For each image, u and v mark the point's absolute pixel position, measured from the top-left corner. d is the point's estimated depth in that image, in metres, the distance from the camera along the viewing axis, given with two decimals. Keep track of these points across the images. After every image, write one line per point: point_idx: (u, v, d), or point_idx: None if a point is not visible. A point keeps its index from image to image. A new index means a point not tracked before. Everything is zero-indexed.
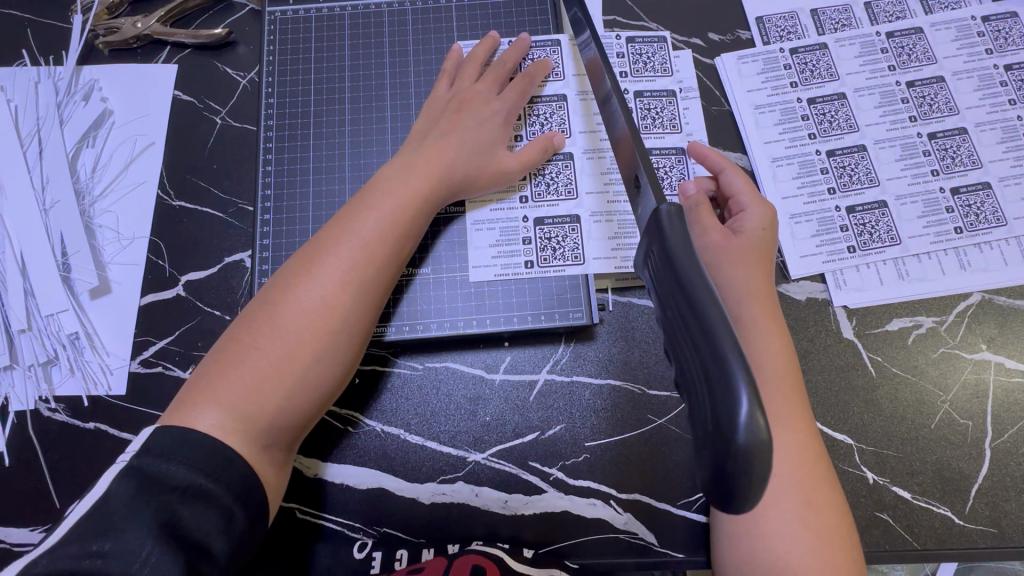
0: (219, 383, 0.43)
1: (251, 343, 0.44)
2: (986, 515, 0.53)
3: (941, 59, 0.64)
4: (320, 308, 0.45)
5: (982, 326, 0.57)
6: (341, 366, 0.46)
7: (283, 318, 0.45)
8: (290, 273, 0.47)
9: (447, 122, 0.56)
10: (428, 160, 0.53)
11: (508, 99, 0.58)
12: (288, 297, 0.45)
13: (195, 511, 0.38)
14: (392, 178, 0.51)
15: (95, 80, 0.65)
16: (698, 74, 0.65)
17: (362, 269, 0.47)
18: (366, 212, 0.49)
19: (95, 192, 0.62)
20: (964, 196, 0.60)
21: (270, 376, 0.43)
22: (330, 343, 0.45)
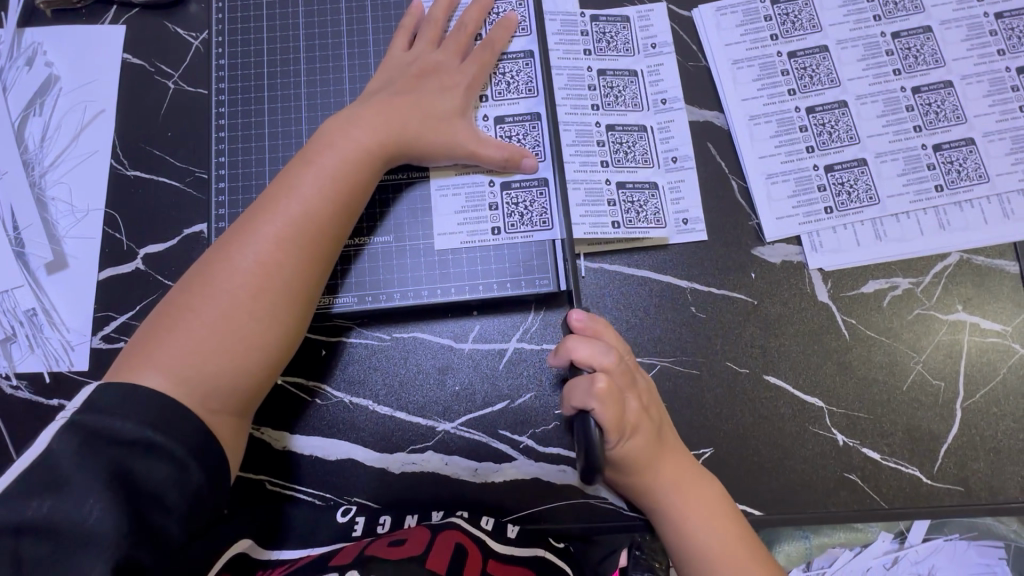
0: (159, 347, 0.44)
1: (191, 308, 0.45)
2: (954, 474, 0.53)
3: (928, 7, 0.61)
4: (259, 272, 0.46)
5: (959, 286, 0.56)
6: (284, 333, 0.47)
7: (222, 285, 0.46)
8: (230, 237, 0.47)
9: (401, 89, 0.54)
10: (374, 125, 0.51)
11: (468, 69, 0.55)
12: (228, 261, 0.46)
13: (147, 461, 0.39)
14: (335, 140, 0.51)
15: (38, 44, 0.62)
16: (674, 28, 0.61)
17: (302, 238, 0.48)
18: (306, 175, 0.49)
19: (45, 163, 0.59)
20: (946, 152, 0.58)
21: (208, 341, 0.44)
22: (271, 306, 0.46)
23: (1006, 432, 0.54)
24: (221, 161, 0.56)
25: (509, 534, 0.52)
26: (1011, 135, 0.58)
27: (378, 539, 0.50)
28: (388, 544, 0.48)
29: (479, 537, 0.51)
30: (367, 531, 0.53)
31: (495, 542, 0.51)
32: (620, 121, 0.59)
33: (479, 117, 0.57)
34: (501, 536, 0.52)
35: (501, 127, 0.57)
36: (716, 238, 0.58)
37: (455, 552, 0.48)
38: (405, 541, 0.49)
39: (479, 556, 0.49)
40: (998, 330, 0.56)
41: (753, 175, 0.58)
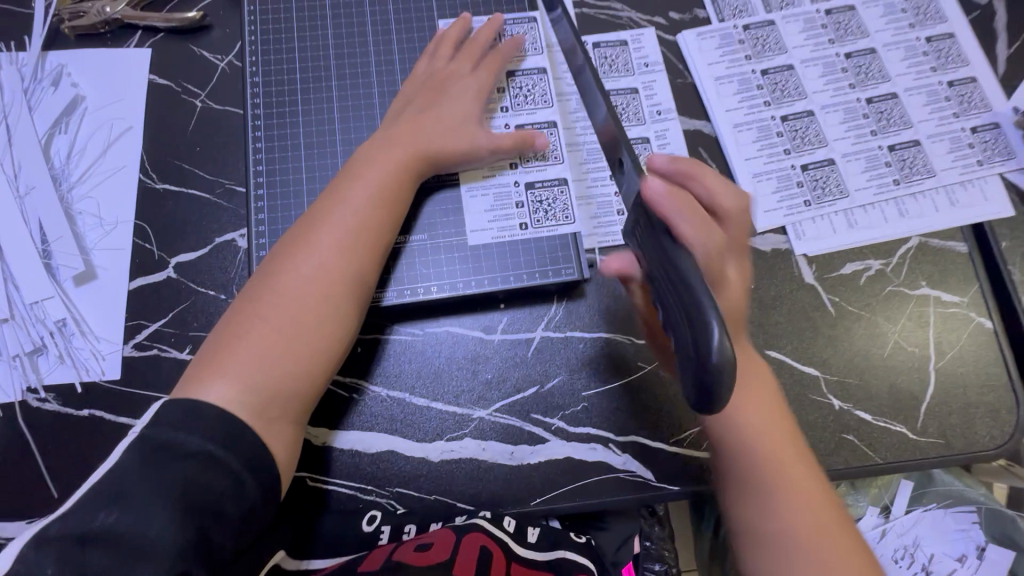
0: (223, 357, 0.47)
1: (259, 314, 0.48)
2: (934, 428, 0.60)
3: (873, 33, 0.72)
4: (311, 283, 0.49)
5: (922, 265, 0.65)
6: (343, 331, 0.50)
7: (286, 290, 0.49)
8: (281, 253, 0.51)
9: (427, 106, 0.59)
10: (404, 143, 0.56)
11: (482, 78, 0.61)
12: (281, 276, 0.50)
13: (207, 473, 0.41)
14: (371, 158, 0.55)
15: (63, 66, 0.64)
16: (663, 51, 0.70)
17: (356, 241, 0.51)
18: (349, 191, 0.53)
19: (73, 179, 0.60)
20: (900, 151, 0.67)
21: (269, 350, 0.47)
22: (324, 315, 0.49)
23: (973, 389, 0.62)
24: (258, 171, 0.59)
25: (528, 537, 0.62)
26: (949, 137, 0.68)
27: (402, 545, 0.57)
28: (414, 549, 0.56)
29: (501, 541, 0.60)
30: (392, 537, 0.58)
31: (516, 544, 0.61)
32: (625, 136, 0.66)
33: (500, 125, 0.63)
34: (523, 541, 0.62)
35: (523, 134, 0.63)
36: None
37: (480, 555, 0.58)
38: (430, 546, 0.57)
39: (503, 558, 0.59)
40: (957, 301, 0.64)
41: (741, 175, 0.66)
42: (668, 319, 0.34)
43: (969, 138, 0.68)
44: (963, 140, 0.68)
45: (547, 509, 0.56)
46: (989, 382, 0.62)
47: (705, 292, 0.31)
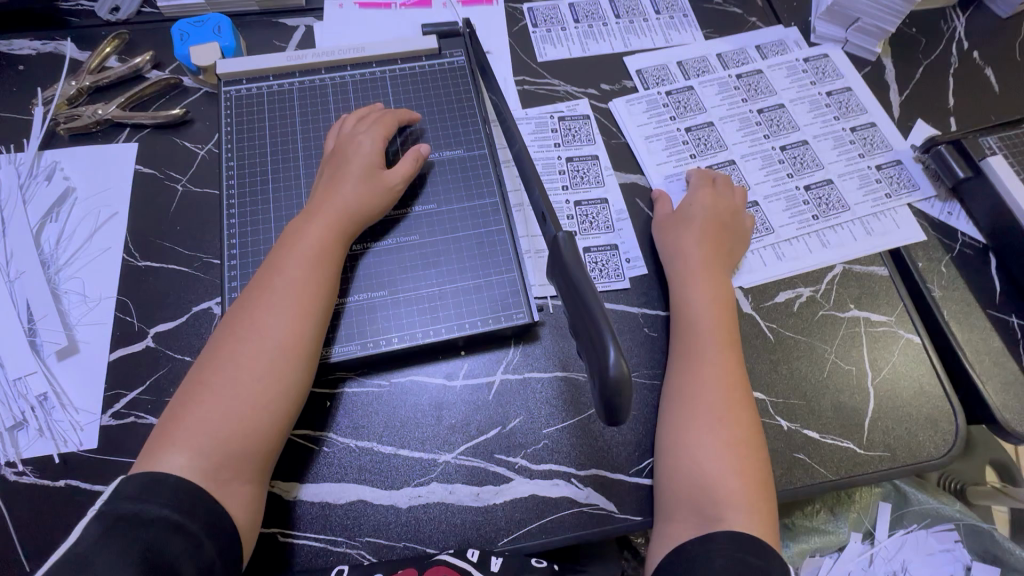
0: (177, 431, 0.50)
1: (206, 388, 0.52)
2: (880, 442, 0.63)
3: (780, 91, 0.82)
4: (254, 351, 0.54)
5: (848, 289, 0.71)
6: (283, 400, 0.54)
7: (231, 361, 0.53)
8: (227, 328, 0.55)
9: (342, 173, 0.63)
10: (329, 213, 0.61)
11: (379, 135, 0.66)
12: (227, 349, 0.54)
13: (164, 539, 0.44)
14: (304, 229, 0.60)
15: (57, 163, 0.71)
16: (596, 117, 0.79)
17: (293, 311, 0.56)
18: (287, 261, 0.58)
19: (61, 262, 0.66)
20: (815, 190, 0.75)
21: (218, 418, 0.51)
22: (269, 377, 0.53)
23: (912, 401, 0.65)
24: (232, 243, 0.65)
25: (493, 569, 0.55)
26: (858, 175, 0.76)
27: None
28: None
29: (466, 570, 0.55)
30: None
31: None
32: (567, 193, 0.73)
33: (460, 192, 0.70)
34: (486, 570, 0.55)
35: (483, 194, 0.70)
36: (655, 271, 0.70)
37: None
38: None
39: None
40: (885, 320, 0.69)
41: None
42: (581, 342, 0.40)
43: (876, 174, 0.77)
44: (871, 176, 0.76)
45: (515, 549, 0.57)
46: (925, 393, 0.66)
47: (604, 321, 0.37)
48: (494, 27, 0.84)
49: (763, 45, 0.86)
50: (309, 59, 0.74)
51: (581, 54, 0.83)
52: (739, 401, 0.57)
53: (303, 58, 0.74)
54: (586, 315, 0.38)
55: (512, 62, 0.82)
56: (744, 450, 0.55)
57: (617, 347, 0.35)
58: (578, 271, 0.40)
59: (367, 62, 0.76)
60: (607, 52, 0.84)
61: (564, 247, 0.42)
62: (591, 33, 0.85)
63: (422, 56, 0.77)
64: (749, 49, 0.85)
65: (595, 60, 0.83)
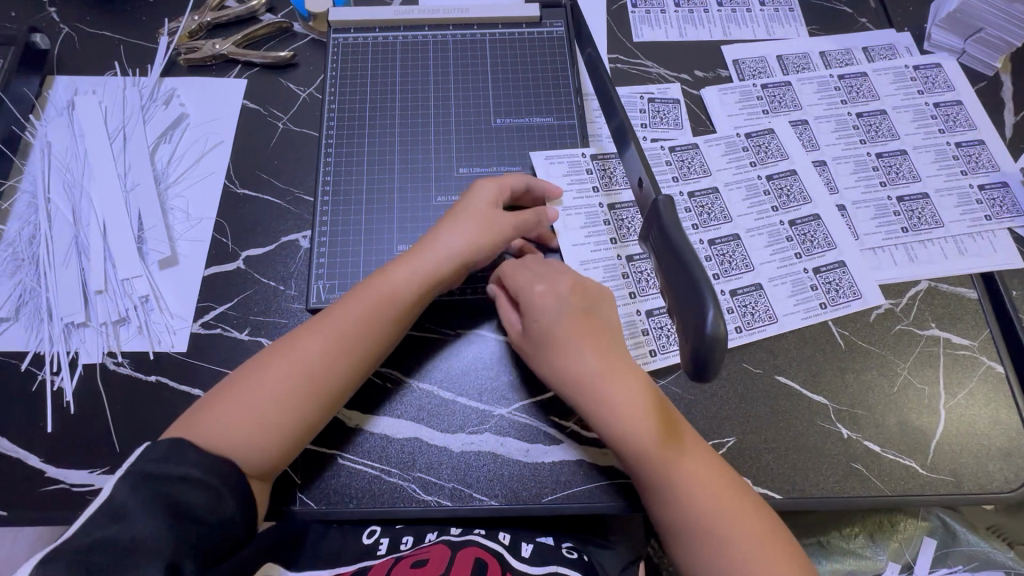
0: (213, 411, 0.53)
1: (236, 391, 0.54)
2: (945, 466, 0.61)
3: (883, 97, 0.78)
4: (306, 369, 0.55)
5: (931, 307, 0.68)
6: (295, 426, 0.54)
7: (266, 376, 0.55)
8: (288, 337, 0.57)
9: (449, 220, 0.63)
10: (429, 260, 0.60)
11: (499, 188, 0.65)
12: (283, 354, 0.56)
13: None
14: (394, 268, 0.60)
15: (174, 90, 0.76)
16: (687, 102, 0.78)
17: (333, 347, 0.56)
18: (365, 299, 0.59)
19: (170, 179, 0.71)
20: (908, 203, 0.72)
21: (244, 420, 0.52)
22: (305, 396, 0.54)
23: (985, 431, 0.62)
24: (327, 181, 0.69)
25: (522, 553, 0.59)
26: (958, 193, 0.73)
27: (401, 561, 0.55)
28: (412, 565, 0.54)
29: (497, 553, 0.58)
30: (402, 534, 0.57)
31: (513, 558, 0.57)
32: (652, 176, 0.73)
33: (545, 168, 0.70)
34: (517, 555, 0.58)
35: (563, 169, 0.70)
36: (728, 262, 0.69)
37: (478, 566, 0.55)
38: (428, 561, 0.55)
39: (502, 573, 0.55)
40: (967, 344, 0.66)
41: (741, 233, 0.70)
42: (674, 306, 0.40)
43: (977, 195, 0.73)
44: (971, 196, 0.73)
45: (558, 508, 0.59)
46: (1000, 425, 0.63)
47: (704, 283, 0.37)
48: (593, 3, 0.85)
49: (870, 47, 0.82)
50: (415, 15, 0.77)
51: (679, 38, 0.83)
52: (699, 457, 0.56)
53: (409, 14, 0.77)
54: (686, 281, 0.38)
55: (608, 39, 0.82)
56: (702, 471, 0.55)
57: (718, 311, 0.35)
58: (683, 241, 0.40)
59: (469, 23, 0.78)
60: (706, 38, 0.83)
61: (664, 211, 0.42)
62: (692, 18, 0.84)
63: (523, 23, 0.78)
64: (856, 51, 0.82)
65: (693, 45, 0.82)
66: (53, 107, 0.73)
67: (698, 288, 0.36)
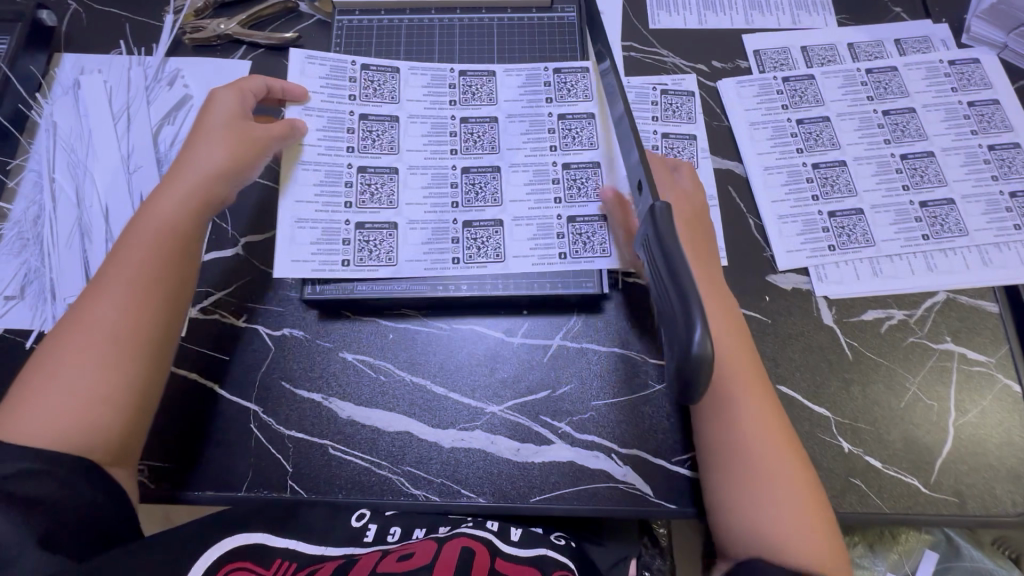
0: (34, 396, 0.49)
1: (51, 359, 0.50)
2: (949, 485, 0.59)
3: (912, 93, 0.74)
4: (110, 327, 0.52)
5: (947, 320, 0.65)
6: (130, 395, 0.51)
7: (67, 345, 0.51)
8: (81, 302, 0.53)
9: (188, 143, 0.62)
10: (178, 197, 0.59)
11: (260, 125, 0.64)
12: (83, 320, 0.52)
13: None
14: (161, 205, 0.58)
15: (179, 70, 0.75)
16: (701, 95, 0.75)
17: (126, 304, 0.53)
18: (127, 249, 0.55)
19: (172, 162, 0.70)
20: (932, 208, 0.68)
21: (67, 398, 0.49)
22: (120, 358, 0.51)
23: (995, 451, 0.60)
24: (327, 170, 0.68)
25: (511, 536, 0.56)
26: (986, 199, 0.69)
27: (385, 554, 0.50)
28: (396, 559, 0.49)
29: (485, 538, 0.54)
30: (378, 538, 0.53)
31: (500, 542, 0.54)
32: None
33: (549, 163, 0.70)
34: (506, 538, 0.55)
35: (569, 170, 0.69)
36: (734, 266, 0.67)
37: (464, 555, 0.51)
38: (413, 554, 0.50)
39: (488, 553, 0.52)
40: (983, 360, 0.63)
41: (743, 241, 0.68)
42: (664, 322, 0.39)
43: (1007, 202, 0.69)
44: (1001, 203, 0.69)
45: (547, 508, 0.58)
46: (1012, 446, 0.60)
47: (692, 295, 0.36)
48: None
49: (903, 39, 0.77)
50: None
51: (698, 25, 0.79)
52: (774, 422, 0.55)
53: None
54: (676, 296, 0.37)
55: (622, 25, 0.78)
56: (776, 445, 0.53)
57: (704, 329, 0.34)
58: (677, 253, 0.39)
59: (477, 8, 0.77)
60: (726, 26, 0.79)
61: (661, 220, 0.41)
62: (712, 4, 0.80)
63: (532, 9, 0.77)
64: (887, 43, 0.77)
65: (712, 34, 0.78)
66: (59, 86, 0.73)
67: (685, 302, 0.35)
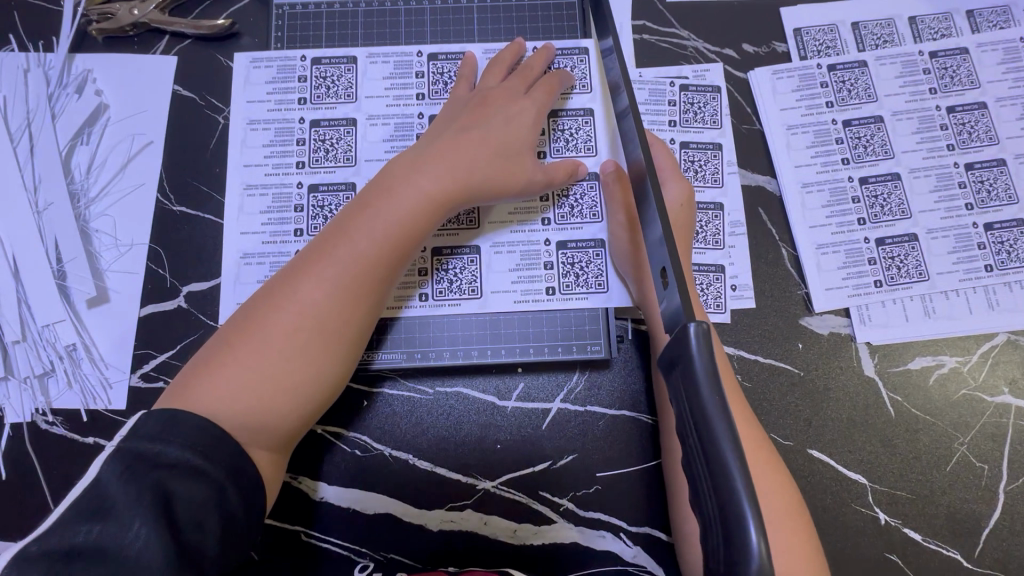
0: (210, 381, 0.42)
1: (238, 344, 0.44)
2: (994, 558, 0.53)
3: (985, 83, 0.61)
4: (313, 315, 0.44)
5: (1005, 367, 0.56)
6: (317, 387, 0.45)
7: (267, 327, 0.44)
8: (284, 279, 0.46)
9: (469, 119, 0.53)
10: (439, 169, 0.49)
11: (538, 98, 0.55)
12: (287, 304, 0.45)
13: (188, 484, 0.37)
14: (408, 172, 0.49)
15: (89, 71, 0.61)
16: (728, 89, 0.61)
17: (340, 289, 0.45)
18: (368, 220, 0.47)
19: (91, 194, 0.59)
20: (997, 232, 0.58)
21: (255, 385, 0.42)
22: (327, 347, 0.45)
23: None
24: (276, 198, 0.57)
25: None
26: None
27: None
28: None
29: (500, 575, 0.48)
30: None
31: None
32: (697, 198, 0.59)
33: None
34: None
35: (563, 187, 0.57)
36: (763, 307, 0.57)
37: None
38: None
39: None
40: None
41: (774, 276, 0.58)
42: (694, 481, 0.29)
43: None
44: None
45: None
46: None
47: (740, 469, 0.26)
48: None
49: (976, 10, 0.63)
50: None
51: None
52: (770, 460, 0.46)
53: None
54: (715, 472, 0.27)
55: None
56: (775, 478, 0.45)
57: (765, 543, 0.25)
58: (716, 406, 0.27)
59: None
60: None
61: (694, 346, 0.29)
62: None
63: None
64: (956, 16, 0.63)
65: (743, 7, 0.63)
66: None
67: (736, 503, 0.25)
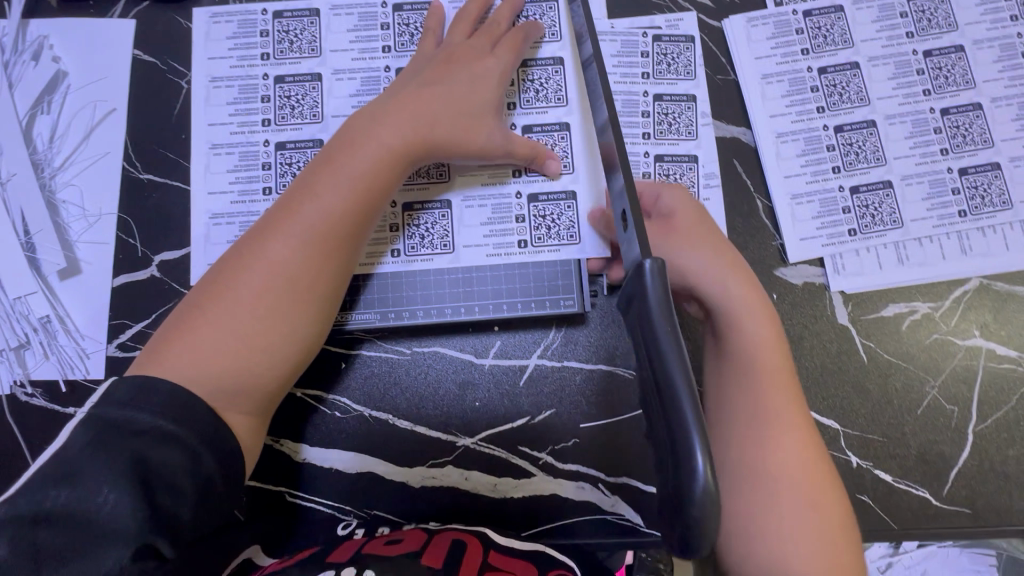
0: (182, 342, 0.43)
1: (208, 306, 0.44)
2: (963, 496, 0.54)
3: (963, 25, 0.60)
4: (284, 275, 0.44)
5: (977, 311, 0.57)
6: (293, 346, 0.45)
7: (237, 289, 0.44)
8: (251, 241, 0.46)
9: (433, 75, 0.51)
10: (402, 124, 0.48)
11: (502, 56, 0.54)
12: (255, 264, 0.44)
13: (161, 449, 0.37)
14: (372, 129, 0.49)
15: (44, 37, 0.59)
16: (702, 39, 0.60)
17: (310, 246, 0.45)
18: (333, 178, 0.47)
19: (56, 164, 0.57)
20: (971, 176, 0.58)
21: (229, 343, 0.43)
22: (298, 306, 0.45)
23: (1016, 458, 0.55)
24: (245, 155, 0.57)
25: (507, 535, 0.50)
26: None
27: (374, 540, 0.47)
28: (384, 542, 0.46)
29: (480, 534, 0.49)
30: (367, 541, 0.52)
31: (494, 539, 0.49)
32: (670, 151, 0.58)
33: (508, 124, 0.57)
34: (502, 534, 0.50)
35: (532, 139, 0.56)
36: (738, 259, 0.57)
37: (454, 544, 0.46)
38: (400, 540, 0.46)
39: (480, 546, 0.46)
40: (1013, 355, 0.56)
41: (750, 229, 0.58)
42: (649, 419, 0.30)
43: None
44: None
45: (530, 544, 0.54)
46: None
47: (689, 400, 0.26)
48: None
49: None
50: None
51: None
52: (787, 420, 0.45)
53: None
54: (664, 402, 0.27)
55: None
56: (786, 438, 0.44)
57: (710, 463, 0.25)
58: (667, 337, 0.28)
59: None
60: None
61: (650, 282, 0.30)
62: None
63: None
64: None
65: None
66: None
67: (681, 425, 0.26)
